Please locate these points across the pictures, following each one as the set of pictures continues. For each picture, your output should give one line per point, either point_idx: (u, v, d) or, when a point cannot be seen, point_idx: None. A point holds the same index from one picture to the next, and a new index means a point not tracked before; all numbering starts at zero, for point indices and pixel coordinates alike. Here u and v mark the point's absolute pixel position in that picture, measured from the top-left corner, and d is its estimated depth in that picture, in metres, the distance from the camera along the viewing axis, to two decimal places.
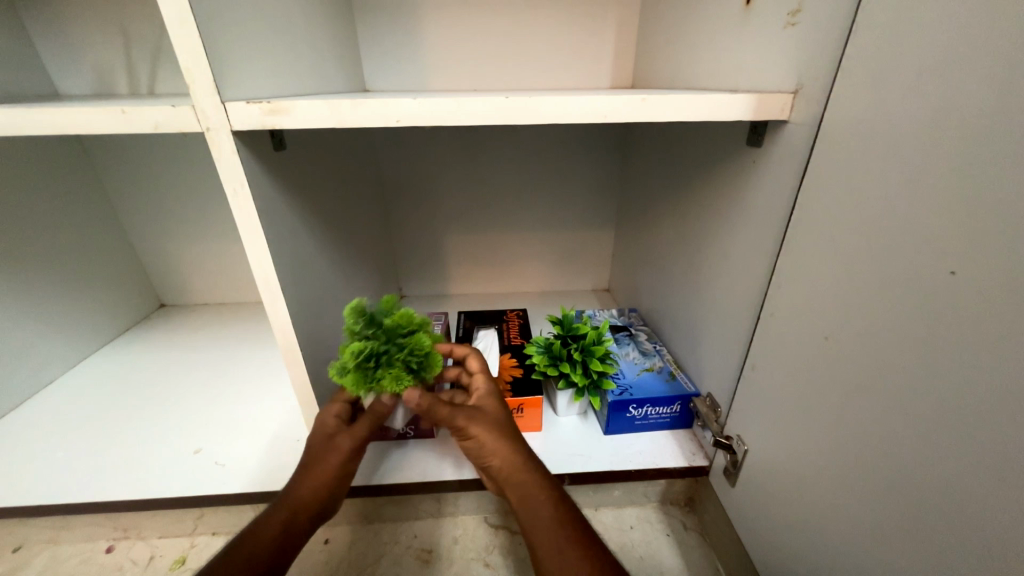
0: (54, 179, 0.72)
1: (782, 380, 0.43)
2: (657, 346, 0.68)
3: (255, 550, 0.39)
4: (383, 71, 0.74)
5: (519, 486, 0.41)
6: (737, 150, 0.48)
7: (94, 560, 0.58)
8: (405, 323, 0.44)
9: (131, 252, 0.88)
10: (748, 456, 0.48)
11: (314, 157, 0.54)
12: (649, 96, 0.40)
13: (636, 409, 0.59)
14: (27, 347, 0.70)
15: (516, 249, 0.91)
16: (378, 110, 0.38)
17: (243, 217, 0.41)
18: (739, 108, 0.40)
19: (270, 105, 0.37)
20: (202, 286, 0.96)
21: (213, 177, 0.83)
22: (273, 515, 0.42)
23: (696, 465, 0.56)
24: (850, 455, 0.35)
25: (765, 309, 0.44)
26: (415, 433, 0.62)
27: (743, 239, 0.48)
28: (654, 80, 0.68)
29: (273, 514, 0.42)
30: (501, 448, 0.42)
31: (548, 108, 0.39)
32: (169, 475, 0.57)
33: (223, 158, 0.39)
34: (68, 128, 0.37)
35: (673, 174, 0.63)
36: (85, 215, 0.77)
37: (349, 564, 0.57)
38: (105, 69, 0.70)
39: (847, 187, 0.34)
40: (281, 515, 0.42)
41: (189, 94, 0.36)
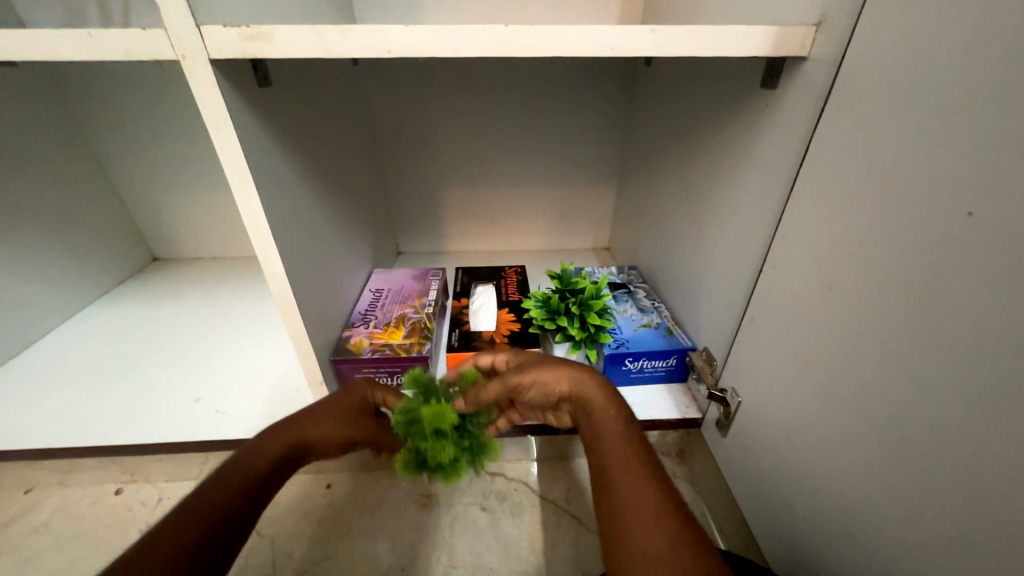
0: (29, 122, 0.68)
1: (781, 333, 0.42)
2: (656, 303, 0.68)
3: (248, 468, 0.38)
4: (374, 8, 0.69)
5: (596, 419, 0.39)
6: (749, 93, 0.46)
7: (104, 501, 0.60)
8: (432, 421, 0.41)
9: (118, 203, 0.85)
10: (742, 407, 0.49)
11: (301, 97, 0.51)
12: (659, 28, 0.37)
13: (632, 362, 0.59)
14: (20, 297, 0.69)
15: (515, 205, 0.89)
16: (367, 38, 0.35)
17: (228, 157, 0.39)
18: (755, 43, 0.38)
19: (249, 30, 0.34)
20: (195, 240, 0.94)
21: (199, 124, 0.79)
22: (270, 442, 0.41)
23: (689, 417, 0.58)
24: (846, 403, 0.35)
25: (768, 261, 0.44)
26: None
27: (750, 189, 0.46)
28: (664, 20, 0.64)
29: (276, 435, 0.42)
30: (570, 383, 0.42)
31: (548, 40, 0.36)
32: (171, 422, 0.58)
33: (202, 91, 0.36)
34: (33, 54, 0.35)
35: (679, 123, 0.61)
36: (66, 162, 0.75)
37: (350, 507, 0.59)
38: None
39: (866, 128, 0.32)
40: (281, 440, 0.42)
41: (159, 15, 0.33)
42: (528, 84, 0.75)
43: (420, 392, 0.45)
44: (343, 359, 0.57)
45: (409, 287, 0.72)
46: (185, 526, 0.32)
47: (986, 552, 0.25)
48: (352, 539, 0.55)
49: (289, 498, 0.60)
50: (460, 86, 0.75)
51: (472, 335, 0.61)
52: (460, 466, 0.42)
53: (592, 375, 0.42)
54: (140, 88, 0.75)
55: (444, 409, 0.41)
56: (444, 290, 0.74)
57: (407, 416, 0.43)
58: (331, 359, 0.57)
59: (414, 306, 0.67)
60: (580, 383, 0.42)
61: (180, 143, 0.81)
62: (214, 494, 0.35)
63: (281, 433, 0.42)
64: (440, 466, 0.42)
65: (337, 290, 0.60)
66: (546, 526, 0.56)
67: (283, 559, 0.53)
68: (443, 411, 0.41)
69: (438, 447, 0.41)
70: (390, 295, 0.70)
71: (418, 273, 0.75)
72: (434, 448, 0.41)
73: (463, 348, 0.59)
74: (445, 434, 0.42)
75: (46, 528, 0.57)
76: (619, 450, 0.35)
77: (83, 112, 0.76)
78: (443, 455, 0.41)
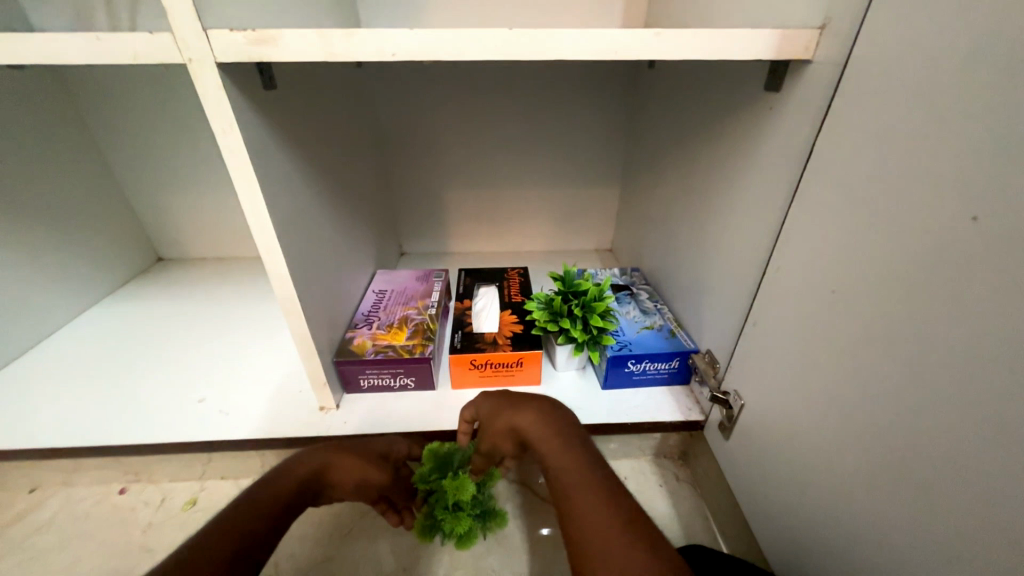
0: (37, 124, 0.69)
1: (785, 335, 0.42)
2: (658, 305, 0.67)
3: (276, 490, 0.40)
4: (379, 9, 0.70)
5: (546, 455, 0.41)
6: (754, 95, 0.46)
7: (108, 500, 0.60)
8: (452, 494, 0.46)
9: (123, 204, 0.86)
10: (745, 410, 0.49)
11: (305, 98, 0.51)
12: (664, 30, 0.37)
13: (634, 365, 0.59)
14: (28, 297, 0.70)
15: (517, 207, 0.89)
16: (372, 41, 0.35)
17: (234, 159, 0.39)
18: (759, 45, 0.38)
19: (255, 33, 0.34)
20: (199, 240, 0.95)
21: (203, 125, 0.79)
22: (298, 466, 0.43)
23: (692, 420, 0.57)
24: (849, 406, 0.35)
25: (772, 263, 0.43)
26: (415, 383, 0.61)
27: (754, 191, 0.46)
28: (667, 22, 0.64)
29: (306, 460, 0.44)
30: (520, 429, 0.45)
31: (553, 43, 0.36)
32: (176, 423, 0.58)
33: (208, 94, 0.36)
34: (44, 58, 0.35)
35: (682, 124, 0.61)
36: (72, 163, 0.75)
37: (352, 507, 0.59)
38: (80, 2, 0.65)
39: (871, 131, 0.32)
40: (310, 467, 0.44)
41: (167, 20, 0.33)
42: (532, 86, 0.75)
43: (437, 465, 0.50)
44: (346, 359, 0.57)
45: (412, 288, 0.72)
46: (220, 539, 0.34)
47: (983, 552, 0.26)
48: (354, 540, 0.55)
49: None
50: (464, 88, 0.75)
51: (475, 336, 0.61)
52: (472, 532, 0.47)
53: (528, 414, 0.45)
54: (146, 90, 0.76)
55: (462, 485, 0.47)
56: (447, 291, 0.74)
57: (428, 483, 0.49)
58: (335, 360, 0.57)
59: (417, 307, 0.67)
60: (525, 421, 0.44)
61: (186, 145, 0.82)
62: (243, 511, 0.38)
63: (310, 461, 0.44)
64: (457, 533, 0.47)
65: (339, 291, 0.60)
66: (545, 528, 0.56)
67: (285, 559, 0.53)
68: (463, 484, 0.47)
69: (456, 519, 0.46)
70: (393, 297, 0.70)
71: (421, 274, 0.75)
72: (453, 518, 0.46)
73: (466, 350, 0.59)
74: (462, 506, 0.47)
75: (51, 527, 0.57)
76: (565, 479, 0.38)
77: (90, 114, 0.77)
78: (461, 525, 0.46)
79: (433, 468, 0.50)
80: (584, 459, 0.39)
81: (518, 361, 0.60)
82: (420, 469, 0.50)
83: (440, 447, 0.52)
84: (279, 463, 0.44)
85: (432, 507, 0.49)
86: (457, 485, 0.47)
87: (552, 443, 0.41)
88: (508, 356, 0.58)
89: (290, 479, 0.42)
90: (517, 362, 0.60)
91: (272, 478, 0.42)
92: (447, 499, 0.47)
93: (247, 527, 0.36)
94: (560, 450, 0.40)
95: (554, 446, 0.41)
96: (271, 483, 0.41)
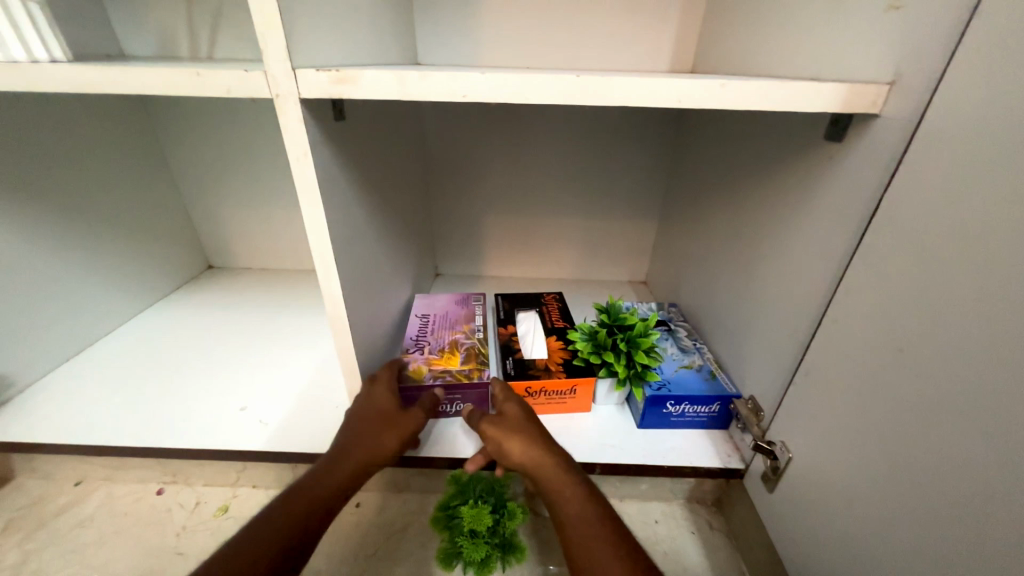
0: (116, 138, 0.75)
1: (839, 389, 0.41)
2: (698, 344, 0.66)
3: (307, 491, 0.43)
4: (436, 45, 0.73)
5: (562, 496, 0.41)
6: (813, 143, 0.45)
7: (146, 500, 0.62)
8: (470, 519, 0.49)
9: (183, 213, 0.91)
10: (792, 463, 0.47)
11: (368, 128, 0.54)
12: (729, 81, 0.38)
13: (674, 406, 0.58)
14: (90, 297, 0.74)
15: (554, 235, 0.90)
16: (444, 83, 0.37)
17: (303, 184, 0.42)
18: (825, 98, 0.38)
19: (338, 73, 0.37)
20: (247, 251, 0.99)
21: (262, 144, 0.84)
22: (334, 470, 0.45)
23: (732, 467, 0.55)
24: (910, 472, 0.33)
25: (830, 313, 0.42)
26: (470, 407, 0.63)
27: (811, 238, 0.45)
28: (717, 65, 0.65)
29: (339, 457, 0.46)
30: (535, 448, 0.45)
31: (617, 90, 0.38)
32: (218, 429, 0.60)
33: (287, 126, 0.39)
34: (148, 88, 0.39)
35: (733, 164, 0.60)
36: (141, 174, 0.81)
37: (379, 528, 0.59)
38: (167, 31, 0.71)
39: (942, 191, 0.32)
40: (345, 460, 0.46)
41: (262, 60, 0.36)
42: (578, 119, 0.77)
43: (459, 492, 0.53)
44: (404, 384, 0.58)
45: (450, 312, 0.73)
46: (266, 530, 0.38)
47: None
48: (379, 561, 0.55)
49: None
50: (511, 119, 0.77)
51: (527, 362, 0.61)
52: (490, 562, 0.48)
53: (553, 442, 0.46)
54: (214, 110, 0.81)
55: (479, 513, 0.49)
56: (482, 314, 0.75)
57: (450, 509, 0.52)
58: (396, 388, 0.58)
59: (464, 331, 0.68)
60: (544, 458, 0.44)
61: (243, 161, 0.86)
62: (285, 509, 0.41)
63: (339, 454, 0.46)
64: (474, 562, 0.49)
65: (381, 311, 0.62)
66: (551, 565, 0.54)
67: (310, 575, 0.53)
68: (481, 513, 0.49)
69: (473, 547, 0.48)
70: (437, 321, 0.70)
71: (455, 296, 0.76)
72: (470, 545, 0.48)
73: (522, 375, 0.58)
74: (479, 534, 0.49)
75: (91, 522, 0.59)
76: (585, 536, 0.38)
77: (163, 129, 0.82)
78: (478, 553, 0.48)
79: (456, 494, 0.53)
80: (598, 518, 0.39)
81: (571, 388, 0.60)
82: (443, 494, 0.54)
83: (464, 474, 0.55)
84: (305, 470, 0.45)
85: (452, 536, 0.51)
86: (475, 513, 0.50)
87: (563, 487, 0.42)
88: (563, 384, 0.59)
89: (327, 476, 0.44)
90: (571, 389, 0.60)
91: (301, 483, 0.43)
92: (464, 525, 0.49)
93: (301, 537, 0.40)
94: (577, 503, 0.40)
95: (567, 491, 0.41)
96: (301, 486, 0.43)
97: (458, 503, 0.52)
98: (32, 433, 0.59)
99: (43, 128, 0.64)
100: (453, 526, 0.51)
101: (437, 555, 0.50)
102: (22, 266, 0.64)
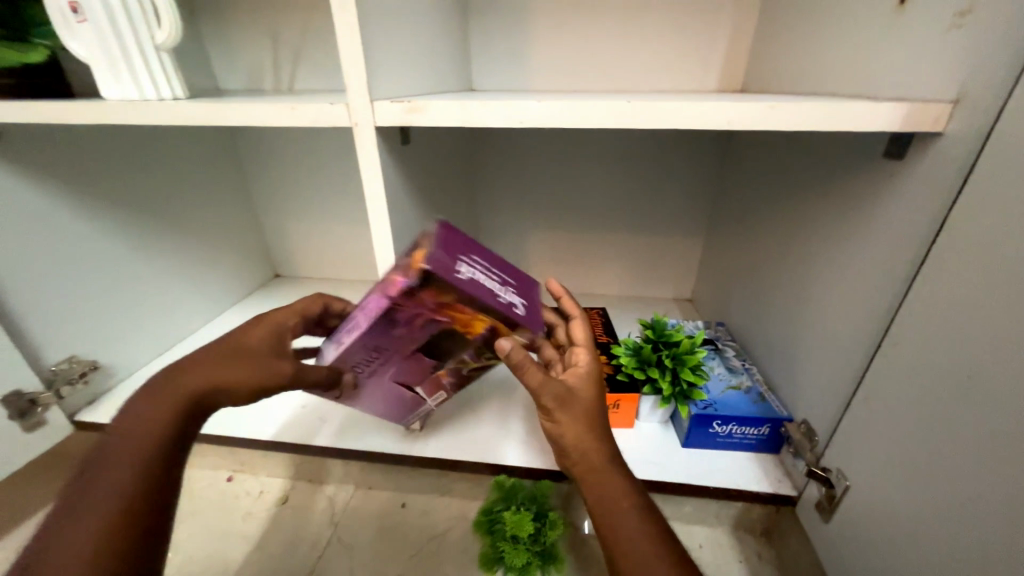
0: (207, 159, 0.85)
1: (901, 416, 0.39)
2: (747, 364, 0.65)
3: (159, 423, 0.37)
4: (489, 72, 0.78)
5: (611, 497, 0.38)
6: (871, 162, 0.45)
7: (217, 486, 0.68)
8: (513, 527, 0.50)
9: (257, 227, 1.01)
10: (849, 493, 0.45)
11: (428, 150, 0.58)
12: (780, 103, 0.38)
13: (720, 426, 0.57)
14: (179, 299, 0.84)
15: (598, 251, 0.91)
16: (504, 111, 0.41)
17: (373, 200, 0.46)
18: (884, 117, 0.37)
19: (410, 104, 0.41)
20: (309, 261, 1.07)
21: (327, 164, 0.92)
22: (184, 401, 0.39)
23: (782, 493, 0.53)
24: (977, 506, 0.31)
25: (890, 335, 0.41)
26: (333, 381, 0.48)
27: (871, 258, 0.44)
28: (767, 84, 0.65)
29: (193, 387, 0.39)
30: (589, 436, 0.41)
31: (666, 114, 0.39)
32: (282, 424, 0.66)
33: (363, 151, 0.44)
34: (250, 120, 0.45)
35: (785, 183, 0.60)
36: (226, 191, 0.91)
37: (421, 530, 0.62)
38: (256, 66, 0.81)
39: (1009, 211, 0.31)
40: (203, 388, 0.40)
41: (345, 94, 0.41)
42: (624, 139, 0.79)
43: (501, 498, 0.54)
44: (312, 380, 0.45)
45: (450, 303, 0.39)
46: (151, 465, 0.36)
47: None
48: (421, 561, 0.58)
49: (367, 512, 0.64)
50: (558, 139, 0.81)
51: None
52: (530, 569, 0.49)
53: (607, 431, 0.42)
54: (288, 135, 0.89)
55: (522, 521, 0.50)
56: (527, 322, 0.40)
57: (493, 514, 0.53)
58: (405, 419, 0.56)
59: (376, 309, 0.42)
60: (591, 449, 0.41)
61: (309, 181, 0.94)
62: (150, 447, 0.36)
63: (139, 404, 0.38)
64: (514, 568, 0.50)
65: None
66: None
67: (359, 567, 0.57)
68: (523, 522, 0.50)
69: (514, 553, 0.49)
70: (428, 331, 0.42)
71: (436, 278, 0.35)
72: (511, 551, 0.49)
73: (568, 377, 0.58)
74: (521, 541, 0.50)
75: None
76: (632, 547, 0.35)
77: (245, 152, 0.92)
78: (519, 559, 0.49)
79: (500, 500, 0.54)
80: (648, 527, 0.37)
81: (614, 402, 0.60)
82: (486, 500, 0.55)
83: (507, 480, 0.56)
84: (146, 398, 0.38)
85: (494, 540, 0.52)
86: (516, 520, 0.51)
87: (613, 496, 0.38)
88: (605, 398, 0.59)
89: (136, 434, 0.36)
90: (614, 404, 0.60)
91: (106, 447, 0.35)
92: (506, 530, 0.51)
93: (158, 499, 0.35)
94: (627, 513, 0.37)
95: (625, 507, 0.38)
96: (145, 421, 0.37)
97: (500, 510, 0.53)
98: None
99: (150, 152, 0.74)
100: (496, 530, 0.52)
101: (480, 557, 0.52)
102: (129, 270, 0.74)
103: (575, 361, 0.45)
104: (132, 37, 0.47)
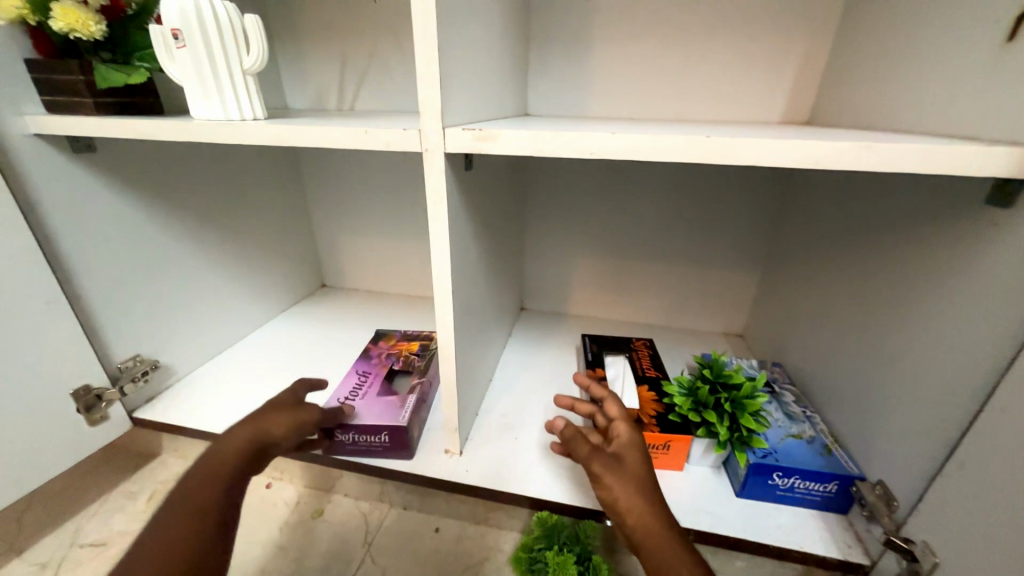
0: (271, 173, 0.89)
1: (1008, 491, 0.35)
2: (808, 412, 0.60)
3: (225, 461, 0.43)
4: (546, 98, 0.78)
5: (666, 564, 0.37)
6: (970, 207, 0.41)
7: (256, 492, 0.68)
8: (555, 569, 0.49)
9: (310, 238, 1.05)
10: (939, 570, 0.40)
11: (486, 175, 0.59)
12: (875, 143, 0.36)
13: (781, 478, 0.53)
14: (235, 305, 0.87)
15: (645, 279, 0.89)
16: (575, 142, 0.41)
17: (435, 222, 0.46)
18: (994, 161, 0.34)
19: (481, 132, 0.42)
20: (355, 274, 1.09)
21: (380, 181, 0.94)
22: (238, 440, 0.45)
23: (853, 561, 0.48)
24: None
25: (996, 398, 0.37)
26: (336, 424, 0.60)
27: (970, 311, 0.40)
28: (840, 118, 0.62)
29: (242, 430, 0.46)
30: (638, 499, 0.41)
31: (748, 149, 0.38)
32: None
33: (431, 175, 0.44)
34: (324, 141, 0.46)
35: (860, 222, 0.56)
36: (285, 204, 0.95)
37: (455, 559, 0.60)
38: (323, 87, 0.85)
39: None
40: (248, 434, 0.46)
41: (419, 120, 0.42)
42: (678, 167, 0.77)
43: (542, 536, 0.53)
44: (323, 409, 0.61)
45: (397, 346, 0.77)
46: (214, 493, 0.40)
47: None
48: None
49: (400, 534, 0.63)
50: (611, 165, 0.80)
51: None
52: None
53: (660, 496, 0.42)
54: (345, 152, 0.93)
55: (564, 565, 0.49)
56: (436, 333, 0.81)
57: (533, 552, 0.52)
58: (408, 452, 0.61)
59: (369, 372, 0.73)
60: (643, 516, 0.40)
61: (361, 197, 0.97)
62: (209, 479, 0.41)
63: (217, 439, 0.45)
64: None
65: (478, 341, 0.64)
66: None
67: None
68: (566, 564, 0.49)
69: None
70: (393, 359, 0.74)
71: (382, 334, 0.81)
72: None
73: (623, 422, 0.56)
74: None
75: None
76: None
77: (305, 167, 0.97)
78: None
79: (540, 538, 0.53)
80: None
81: (665, 444, 0.57)
82: (525, 537, 0.54)
83: (550, 516, 0.54)
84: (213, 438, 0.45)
85: None
86: (558, 563, 0.49)
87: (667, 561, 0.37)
88: (655, 438, 0.56)
89: (209, 464, 0.42)
90: (665, 444, 0.57)
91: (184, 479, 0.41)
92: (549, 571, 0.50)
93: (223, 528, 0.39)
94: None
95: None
96: (214, 457, 0.43)
97: (540, 548, 0.52)
98: (181, 416, 0.70)
99: (222, 165, 0.78)
100: (537, 570, 0.51)
101: None
102: (193, 275, 0.78)
103: (615, 434, 0.46)
104: (223, 63, 0.50)
